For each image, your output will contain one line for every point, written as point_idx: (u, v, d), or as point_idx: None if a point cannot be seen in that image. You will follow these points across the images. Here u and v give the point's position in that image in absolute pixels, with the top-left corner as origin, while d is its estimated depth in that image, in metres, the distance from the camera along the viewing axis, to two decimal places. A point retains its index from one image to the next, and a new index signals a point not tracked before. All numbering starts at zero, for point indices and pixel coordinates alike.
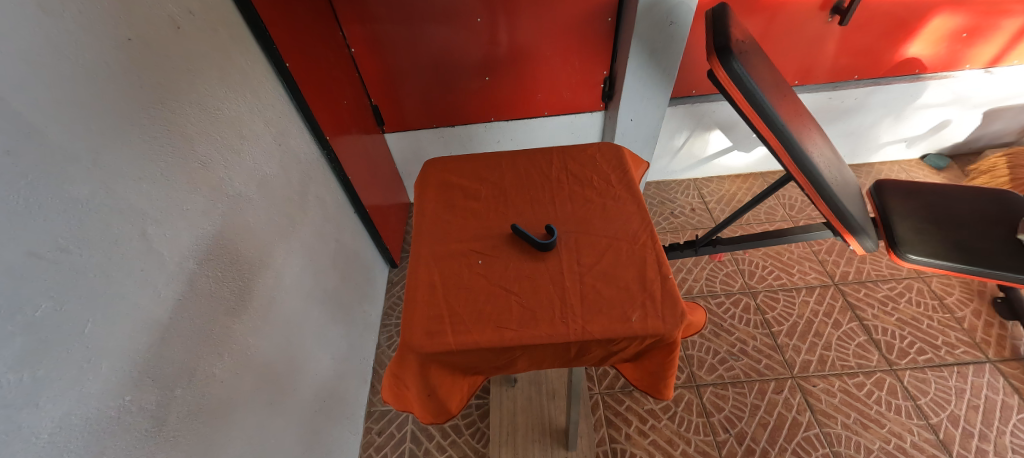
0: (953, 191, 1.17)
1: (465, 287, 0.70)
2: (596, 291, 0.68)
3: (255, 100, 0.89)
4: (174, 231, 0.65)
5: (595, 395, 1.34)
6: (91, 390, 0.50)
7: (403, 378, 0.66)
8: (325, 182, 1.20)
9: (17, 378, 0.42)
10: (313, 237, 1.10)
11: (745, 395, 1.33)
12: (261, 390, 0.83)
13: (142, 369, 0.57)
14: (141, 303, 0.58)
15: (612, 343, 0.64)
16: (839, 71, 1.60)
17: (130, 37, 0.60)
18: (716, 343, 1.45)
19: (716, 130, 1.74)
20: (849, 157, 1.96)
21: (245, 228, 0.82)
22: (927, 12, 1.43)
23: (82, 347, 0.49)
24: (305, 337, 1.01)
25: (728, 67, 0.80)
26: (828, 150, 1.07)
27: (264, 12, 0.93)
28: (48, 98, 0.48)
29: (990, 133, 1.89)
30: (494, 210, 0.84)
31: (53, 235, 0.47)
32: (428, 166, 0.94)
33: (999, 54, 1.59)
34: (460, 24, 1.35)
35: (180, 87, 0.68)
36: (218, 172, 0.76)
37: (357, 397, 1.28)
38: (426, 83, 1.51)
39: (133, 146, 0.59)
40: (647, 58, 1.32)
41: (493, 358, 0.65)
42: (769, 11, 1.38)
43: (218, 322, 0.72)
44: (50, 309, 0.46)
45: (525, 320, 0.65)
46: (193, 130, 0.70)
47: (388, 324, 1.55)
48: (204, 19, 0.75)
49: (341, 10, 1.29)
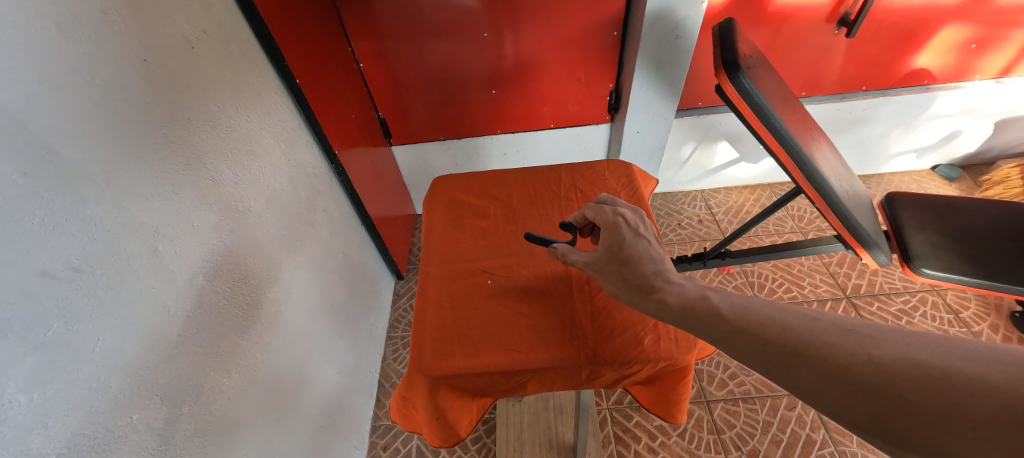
0: (968, 203, 1.14)
1: (475, 309, 0.69)
2: (606, 313, 0.67)
3: (265, 116, 0.90)
4: (185, 248, 0.65)
5: (604, 411, 1.31)
6: (100, 410, 0.50)
7: (412, 400, 0.66)
8: (334, 195, 1.21)
9: (27, 399, 0.43)
10: (320, 250, 1.10)
11: (757, 412, 1.30)
12: (268, 406, 0.82)
13: (150, 388, 0.57)
14: (151, 321, 0.58)
15: (623, 367, 0.63)
16: (847, 82, 1.59)
17: (146, 58, 0.61)
18: (726, 358, 1.42)
19: (723, 141, 1.73)
20: (858, 168, 1.94)
21: (254, 243, 0.82)
22: (936, 23, 1.42)
23: (92, 365, 0.50)
24: (311, 350, 1.01)
25: (736, 82, 0.79)
26: (838, 163, 1.06)
27: (275, 29, 0.95)
28: (67, 122, 0.49)
29: (1002, 144, 1.86)
30: (503, 229, 0.83)
31: (66, 255, 0.48)
32: (437, 183, 0.94)
33: (1009, 65, 1.58)
34: (466, 38, 1.36)
35: (192, 105, 0.69)
36: (228, 188, 0.76)
37: (361, 412, 1.26)
38: (433, 96, 1.52)
39: (146, 166, 0.59)
40: (653, 71, 1.33)
41: (504, 381, 0.64)
42: (774, 23, 1.38)
43: (226, 338, 0.72)
44: (61, 329, 0.47)
45: (535, 343, 0.64)
46: (204, 147, 0.71)
47: (394, 337, 1.54)
48: (217, 38, 0.77)
49: (349, 25, 1.30)
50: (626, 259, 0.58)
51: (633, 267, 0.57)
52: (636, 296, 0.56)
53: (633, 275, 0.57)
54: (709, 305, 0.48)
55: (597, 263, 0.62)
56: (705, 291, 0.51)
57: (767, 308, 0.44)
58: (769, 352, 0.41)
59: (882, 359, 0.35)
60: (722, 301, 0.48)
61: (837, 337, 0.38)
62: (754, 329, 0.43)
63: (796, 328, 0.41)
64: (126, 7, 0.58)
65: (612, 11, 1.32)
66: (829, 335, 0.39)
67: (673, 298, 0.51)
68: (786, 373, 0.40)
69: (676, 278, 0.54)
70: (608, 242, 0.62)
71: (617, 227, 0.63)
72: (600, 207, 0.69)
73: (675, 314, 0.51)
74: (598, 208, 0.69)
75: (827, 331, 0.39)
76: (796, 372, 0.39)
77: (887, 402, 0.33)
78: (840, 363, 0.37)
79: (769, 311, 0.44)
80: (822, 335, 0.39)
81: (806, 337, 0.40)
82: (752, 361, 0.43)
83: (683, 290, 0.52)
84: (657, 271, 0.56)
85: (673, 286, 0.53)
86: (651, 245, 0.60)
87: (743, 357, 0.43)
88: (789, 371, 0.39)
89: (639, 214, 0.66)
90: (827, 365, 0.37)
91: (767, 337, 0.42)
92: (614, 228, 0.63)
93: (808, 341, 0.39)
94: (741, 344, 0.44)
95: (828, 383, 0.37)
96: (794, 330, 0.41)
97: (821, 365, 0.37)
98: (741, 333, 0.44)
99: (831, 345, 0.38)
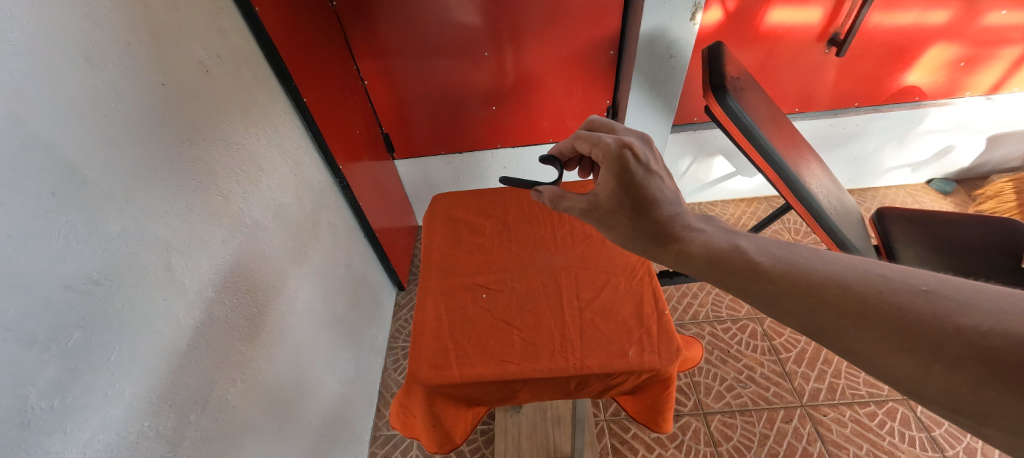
0: (958, 218, 1.16)
1: (471, 322, 0.72)
2: (594, 326, 0.70)
3: (274, 133, 0.94)
4: (196, 261, 0.68)
5: (601, 422, 1.33)
6: (113, 417, 0.53)
7: (409, 408, 0.68)
8: (337, 207, 1.24)
9: (49, 405, 0.46)
10: (324, 261, 1.13)
11: (754, 424, 1.31)
12: (272, 414, 0.85)
13: (161, 396, 0.60)
14: (162, 332, 0.61)
15: (609, 377, 0.65)
16: (839, 98, 1.62)
17: (163, 82, 0.65)
18: (723, 370, 1.44)
19: (719, 156, 1.76)
20: (853, 182, 1.97)
21: (261, 255, 0.85)
22: (925, 42, 1.46)
23: (107, 374, 0.52)
24: (315, 360, 1.04)
25: (723, 103, 0.83)
26: (826, 179, 1.09)
27: (285, 51, 1.00)
28: (91, 144, 0.52)
29: (995, 158, 1.88)
30: (498, 245, 0.86)
31: (87, 269, 0.51)
32: (436, 200, 0.97)
33: (999, 82, 1.61)
34: (468, 57, 1.41)
35: (205, 125, 0.73)
36: (237, 203, 0.80)
37: (361, 421, 1.28)
38: (435, 112, 1.57)
39: (161, 185, 0.63)
40: (648, 89, 1.37)
41: (496, 391, 0.67)
42: (767, 43, 1.42)
43: (233, 348, 0.75)
44: (80, 339, 0.49)
45: (526, 353, 0.67)
46: (215, 163, 0.75)
47: (394, 347, 1.56)
48: (230, 60, 0.81)
49: (354, 45, 1.36)
50: (636, 203, 0.59)
51: (645, 214, 0.58)
52: (651, 244, 0.57)
53: (651, 227, 0.58)
54: (744, 256, 0.47)
55: (601, 206, 0.63)
56: (735, 240, 0.50)
57: (819, 264, 0.42)
58: (826, 315, 0.38)
59: (974, 330, 0.32)
60: (759, 251, 0.46)
61: (915, 301, 0.35)
62: (813, 288, 0.40)
63: (859, 288, 0.38)
64: (146, 36, 0.62)
65: (608, 30, 1.37)
66: (903, 297, 0.36)
67: (696, 248, 0.52)
68: (842, 343, 0.38)
69: (697, 226, 0.55)
70: (614, 183, 0.61)
71: (623, 164, 0.61)
72: (600, 138, 0.66)
73: (701, 265, 0.51)
74: (596, 139, 0.67)
75: (899, 292, 0.36)
76: (859, 341, 0.36)
77: (970, 379, 0.31)
78: (919, 332, 0.34)
79: (821, 266, 0.41)
80: (893, 297, 0.36)
81: (873, 300, 0.37)
82: (794, 322, 0.41)
83: (709, 240, 0.52)
84: (673, 218, 0.57)
85: (698, 236, 0.53)
86: (659, 184, 0.60)
87: (784, 318, 0.42)
88: (849, 340, 0.37)
89: (645, 147, 0.65)
90: (901, 332, 0.34)
91: (828, 296, 0.39)
92: (622, 166, 0.61)
93: (875, 303, 0.36)
94: (787, 303, 0.41)
95: (900, 354, 0.34)
96: (855, 291, 0.38)
97: (890, 334, 0.35)
98: (786, 287, 0.42)
99: (906, 311, 0.35)
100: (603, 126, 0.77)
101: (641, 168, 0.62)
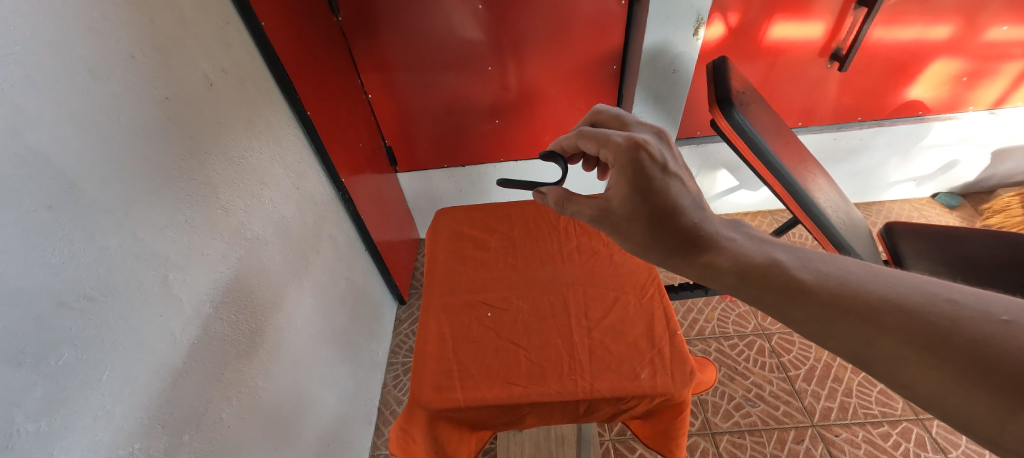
0: (969, 233, 1.14)
1: (475, 342, 0.70)
2: (604, 346, 0.68)
3: (277, 146, 0.94)
4: (194, 276, 0.66)
5: (606, 442, 1.29)
6: (102, 440, 0.51)
7: (410, 433, 0.65)
8: (339, 221, 1.23)
9: (34, 428, 0.44)
10: (324, 275, 1.12)
11: (763, 445, 1.27)
12: (268, 434, 0.82)
13: (153, 418, 0.58)
14: (156, 350, 0.59)
15: (621, 402, 0.63)
16: (843, 112, 1.62)
17: (167, 96, 0.64)
18: (730, 388, 1.40)
19: (722, 169, 1.76)
20: (857, 195, 1.96)
21: (261, 269, 0.84)
22: (927, 57, 1.47)
23: (98, 394, 0.50)
24: (314, 376, 1.01)
25: (728, 117, 0.83)
26: (834, 194, 1.08)
27: (289, 63, 1.00)
28: (90, 158, 0.52)
29: (1000, 173, 1.88)
30: (503, 262, 0.85)
31: (81, 285, 0.49)
32: (440, 216, 0.96)
33: (1001, 96, 1.62)
34: (472, 71, 1.42)
35: (208, 138, 0.72)
36: (238, 217, 0.79)
37: (359, 441, 1.24)
38: (438, 125, 1.57)
39: (161, 199, 0.62)
40: (652, 103, 1.37)
41: (502, 415, 0.64)
42: (769, 57, 1.43)
43: (229, 365, 0.73)
44: (71, 357, 0.48)
45: (534, 376, 0.65)
46: (217, 177, 0.74)
47: (394, 362, 1.54)
48: (234, 74, 0.81)
49: (359, 59, 1.37)
50: (654, 210, 0.58)
51: (664, 221, 0.57)
52: (672, 254, 0.56)
53: (673, 236, 0.56)
54: (784, 272, 0.45)
55: (615, 212, 0.62)
56: (768, 251, 0.48)
57: (874, 284, 0.39)
58: (883, 343, 0.36)
59: None
60: (800, 267, 0.45)
61: (993, 332, 0.32)
62: (867, 311, 0.38)
63: (924, 315, 0.35)
64: (150, 49, 0.62)
65: (611, 44, 1.38)
66: (979, 329, 0.33)
67: (724, 260, 0.50)
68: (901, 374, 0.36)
69: (726, 235, 0.53)
70: (630, 189, 0.60)
71: (638, 168, 0.60)
72: (608, 137, 0.65)
73: (731, 278, 0.49)
74: (606, 138, 0.66)
75: (974, 323, 0.33)
76: (922, 375, 0.34)
77: None
78: (998, 371, 0.31)
79: (875, 287, 0.39)
80: (966, 328, 0.33)
81: (943, 330, 0.34)
82: (844, 348, 0.39)
83: (738, 252, 0.50)
84: (696, 227, 0.56)
85: (727, 247, 0.51)
86: (677, 187, 0.60)
87: (833, 344, 0.39)
88: (909, 375, 0.35)
89: (661, 147, 0.65)
90: (978, 368, 0.31)
91: (883, 319, 0.37)
92: (637, 169, 0.61)
93: (945, 334, 0.34)
94: (836, 327, 0.39)
95: (976, 393, 0.31)
96: (920, 319, 0.35)
97: (962, 370, 0.32)
98: (834, 309, 0.39)
99: (984, 343, 0.32)
100: (611, 118, 0.77)
101: (656, 170, 0.61)
